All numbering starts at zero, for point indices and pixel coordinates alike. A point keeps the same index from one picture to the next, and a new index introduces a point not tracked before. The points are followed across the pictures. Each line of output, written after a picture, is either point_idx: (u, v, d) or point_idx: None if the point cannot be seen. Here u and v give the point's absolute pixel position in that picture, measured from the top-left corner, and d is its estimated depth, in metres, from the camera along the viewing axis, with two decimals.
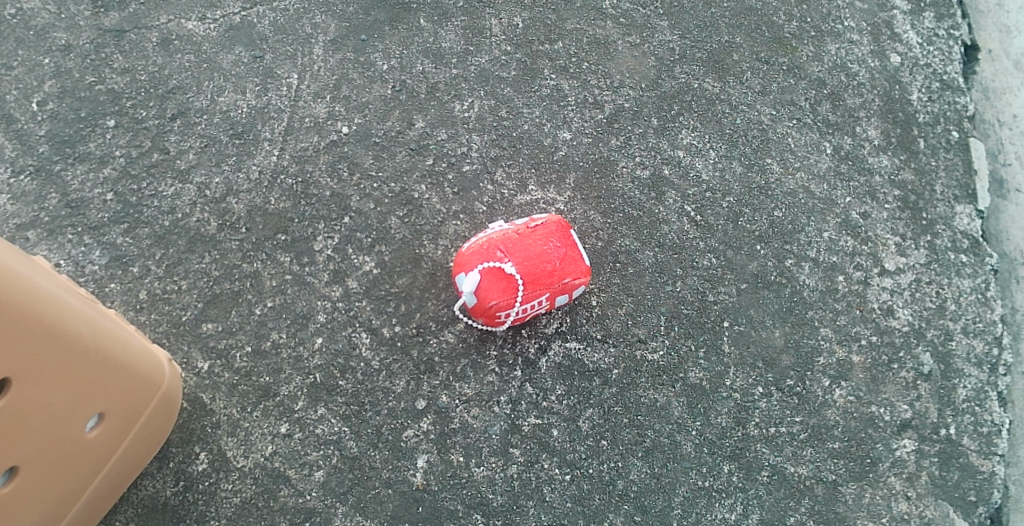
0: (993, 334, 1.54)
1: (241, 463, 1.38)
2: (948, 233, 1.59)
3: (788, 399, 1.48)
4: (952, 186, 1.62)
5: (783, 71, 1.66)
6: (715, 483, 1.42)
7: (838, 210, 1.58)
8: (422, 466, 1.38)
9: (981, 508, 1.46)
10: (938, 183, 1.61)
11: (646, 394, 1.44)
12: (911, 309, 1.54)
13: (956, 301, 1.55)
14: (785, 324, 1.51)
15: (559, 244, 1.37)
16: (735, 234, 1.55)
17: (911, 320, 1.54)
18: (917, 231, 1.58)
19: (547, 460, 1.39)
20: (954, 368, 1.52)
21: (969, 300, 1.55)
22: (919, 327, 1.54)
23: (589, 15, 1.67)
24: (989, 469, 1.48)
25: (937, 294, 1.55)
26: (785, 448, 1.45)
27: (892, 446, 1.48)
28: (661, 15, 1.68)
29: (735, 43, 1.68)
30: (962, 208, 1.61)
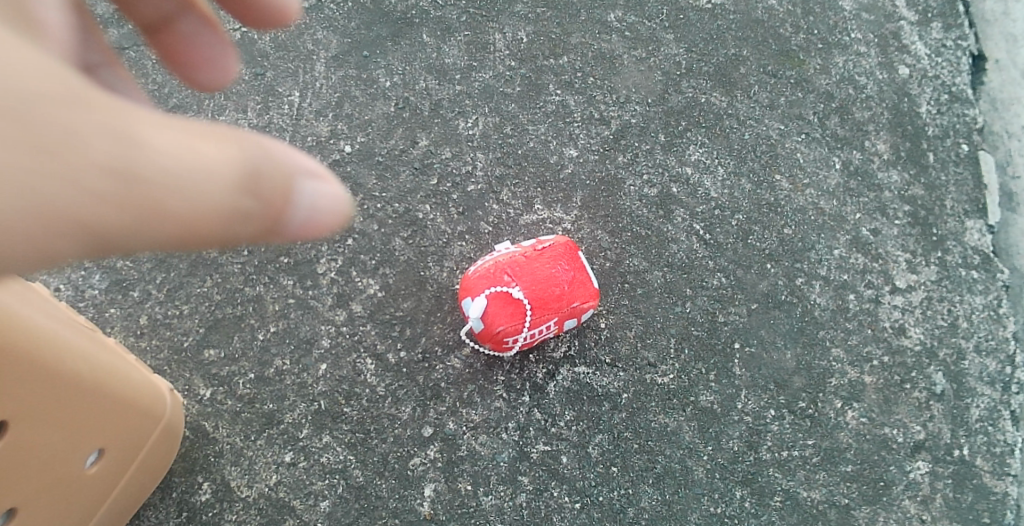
0: (1006, 352, 1.52)
1: (245, 494, 1.35)
2: (959, 249, 1.56)
3: (800, 421, 1.45)
4: (962, 201, 1.59)
5: (790, 85, 1.64)
6: (727, 509, 1.40)
7: (848, 227, 1.56)
8: (429, 495, 1.35)
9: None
10: (949, 197, 1.59)
11: (656, 418, 1.41)
12: (922, 327, 1.52)
13: (968, 317, 1.53)
14: (796, 345, 1.49)
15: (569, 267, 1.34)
16: (745, 253, 1.52)
17: (923, 339, 1.51)
18: (927, 247, 1.56)
19: (556, 488, 1.37)
20: (967, 387, 1.49)
21: (981, 317, 1.53)
22: (931, 346, 1.51)
23: (593, 29, 1.64)
24: (1003, 490, 1.45)
25: (949, 311, 1.53)
26: (797, 473, 1.43)
27: (905, 468, 1.46)
28: (667, 28, 1.65)
29: (742, 57, 1.65)
30: (973, 222, 1.58)
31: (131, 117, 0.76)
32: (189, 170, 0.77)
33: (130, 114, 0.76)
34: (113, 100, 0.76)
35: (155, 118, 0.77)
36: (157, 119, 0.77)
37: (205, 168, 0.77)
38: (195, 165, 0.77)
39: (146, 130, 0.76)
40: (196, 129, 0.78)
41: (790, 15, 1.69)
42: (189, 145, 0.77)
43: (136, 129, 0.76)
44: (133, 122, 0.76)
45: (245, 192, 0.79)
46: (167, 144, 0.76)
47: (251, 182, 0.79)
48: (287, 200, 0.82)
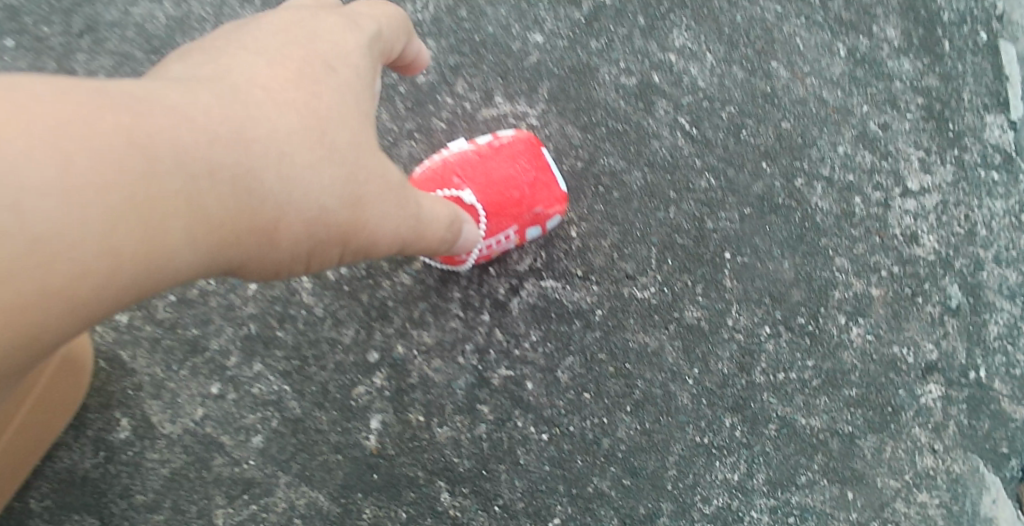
0: None
1: (167, 430, 1.19)
2: (977, 147, 1.36)
3: (799, 340, 1.28)
4: (980, 94, 1.38)
5: None
6: (714, 439, 1.24)
7: (854, 120, 1.36)
8: (376, 428, 1.19)
9: (1012, 461, 1.27)
10: (967, 91, 1.38)
11: (634, 338, 1.25)
12: (936, 235, 1.33)
13: (987, 223, 1.34)
14: (795, 254, 1.31)
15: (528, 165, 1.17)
16: (737, 151, 1.33)
17: (936, 247, 1.33)
18: (943, 145, 1.36)
19: (520, 418, 1.21)
20: (984, 302, 1.31)
21: (1002, 224, 1.34)
22: (946, 256, 1.33)
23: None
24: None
25: (965, 217, 1.34)
26: (794, 397, 1.27)
27: (914, 392, 1.29)
28: None
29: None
30: (994, 116, 1.38)
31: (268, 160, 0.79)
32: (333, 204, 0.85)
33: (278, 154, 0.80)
34: (235, 142, 0.78)
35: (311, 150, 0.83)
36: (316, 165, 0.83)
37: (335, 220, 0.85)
38: (331, 213, 0.85)
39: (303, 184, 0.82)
40: (327, 182, 0.84)
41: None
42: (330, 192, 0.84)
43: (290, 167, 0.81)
44: (274, 172, 0.80)
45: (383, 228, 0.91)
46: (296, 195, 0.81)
47: (364, 213, 0.88)
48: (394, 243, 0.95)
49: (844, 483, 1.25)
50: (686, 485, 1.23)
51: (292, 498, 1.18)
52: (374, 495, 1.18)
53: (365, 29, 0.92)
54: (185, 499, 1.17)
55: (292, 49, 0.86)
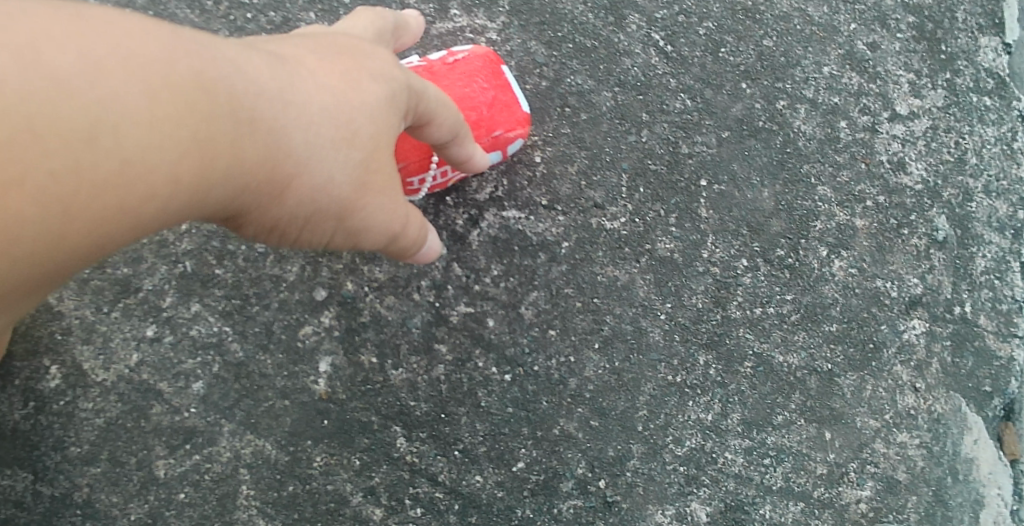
0: (1019, 195, 1.25)
1: (100, 377, 1.10)
2: (970, 71, 1.28)
3: (777, 273, 1.21)
4: (975, 14, 1.29)
5: None
6: (687, 378, 1.17)
7: (840, 39, 1.27)
8: (326, 371, 1.11)
9: (996, 400, 1.21)
10: (960, 11, 1.29)
11: (603, 271, 1.17)
12: (924, 163, 1.25)
13: (977, 152, 1.26)
14: (775, 181, 1.23)
15: (489, 84, 1.10)
16: (714, 70, 1.24)
17: (924, 177, 1.25)
18: (934, 68, 1.27)
19: (481, 357, 1.13)
20: (973, 234, 1.24)
21: (992, 152, 1.26)
22: (933, 186, 1.25)
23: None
24: (1008, 355, 1.22)
25: (955, 144, 1.26)
26: (772, 333, 1.20)
27: (899, 328, 1.22)
28: None
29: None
30: (989, 39, 1.29)
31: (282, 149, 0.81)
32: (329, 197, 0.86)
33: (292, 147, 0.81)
34: (265, 122, 0.79)
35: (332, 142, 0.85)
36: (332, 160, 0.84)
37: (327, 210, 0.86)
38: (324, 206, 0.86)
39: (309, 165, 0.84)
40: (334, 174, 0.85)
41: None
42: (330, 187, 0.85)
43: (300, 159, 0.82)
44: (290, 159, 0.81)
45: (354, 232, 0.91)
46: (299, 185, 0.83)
47: (359, 204, 0.88)
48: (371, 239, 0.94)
49: (823, 424, 1.19)
50: (658, 427, 1.16)
51: (237, 448, 1.09)
52: (325, 442, 1.10)
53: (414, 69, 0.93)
54: (124, 451, 1.09)
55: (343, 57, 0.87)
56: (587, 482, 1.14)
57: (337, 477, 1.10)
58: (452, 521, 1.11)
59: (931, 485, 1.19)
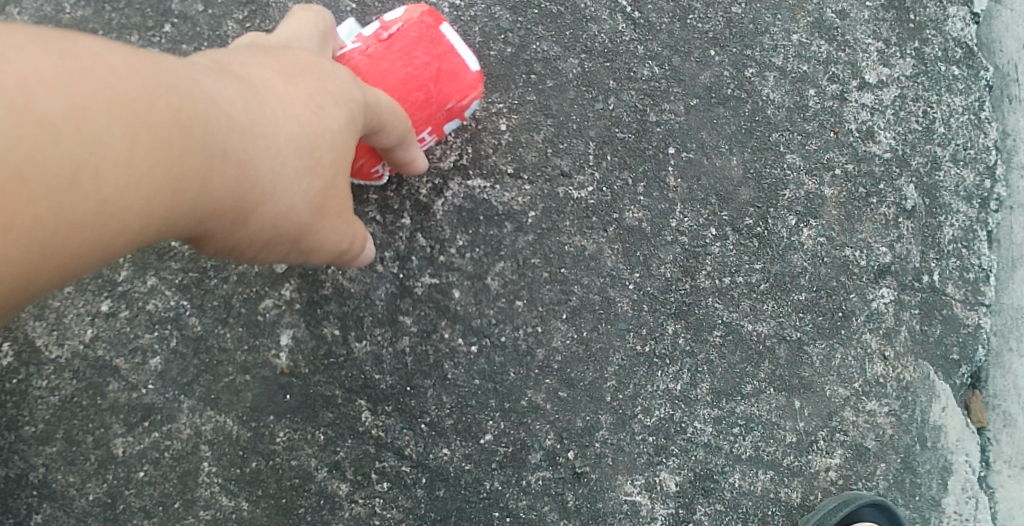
0: (987, 164, 1.25)
1: (53, 353, 1.06)
2: (939, 41, 1.26)
3: (746, 242, 1.20)
4: None
5: None
6: (656, 348, 1.16)
7: (810, 7, 1.25)
8: (287, 344, 1.09)
9: (964, 368, 1.23)
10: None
11: (570, 241, 1.15)
12: (893, 132, 1.24)
13: (945, 122, 1.25)
14: (744, 150, 1.21)
15: (433, 58, 1.00)
16: (682, 37, 1.21)
17: (893, 145, 1.24)
18: (904, 37, 1.26)
19: (447, 329, 1.11)
20: (941, 203, 1.24)
21: (961, 121, 1.25)
22: (902, 155, 1.24)
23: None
24: (975, 323, 1.23)
25: (924, 114, 1.25)
26: (741, 302, 1.19)
27: (867, 297, 1.21)
28: None
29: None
30: (955, 8, 1.27)
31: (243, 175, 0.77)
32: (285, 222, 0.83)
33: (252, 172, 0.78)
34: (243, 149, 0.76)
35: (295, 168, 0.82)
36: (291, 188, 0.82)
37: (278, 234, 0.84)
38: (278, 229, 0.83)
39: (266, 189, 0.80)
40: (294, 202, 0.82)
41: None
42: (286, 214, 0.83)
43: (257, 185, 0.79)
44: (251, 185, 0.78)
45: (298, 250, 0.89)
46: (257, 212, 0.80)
47: (314, 226, 0.87)
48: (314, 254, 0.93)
49: (792, 392, 1.19)
50: (627, 397, 1.15)
51: (197, 424, 1.07)
52: (288, 417, 1.08)
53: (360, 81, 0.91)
54: (80, 429, 1.06)
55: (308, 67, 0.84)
56: (556, 453, 1.13)
57: (301, 452, 1.08)
58: (419, 494, 1.10)
59: (900, 452, 1.20)
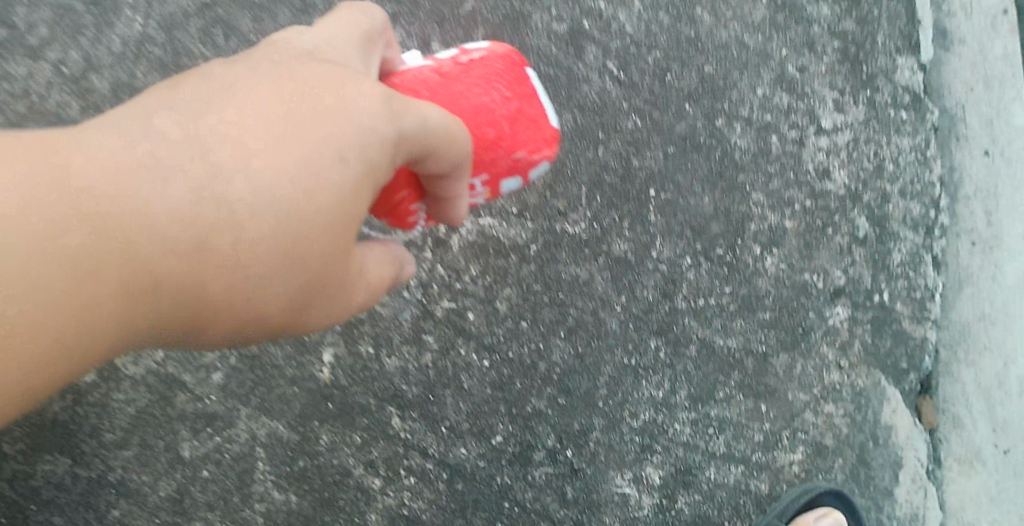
0: (931, 196, 1.45)
1: (132, 370, 1.25)
2: (888, 88, 1.46)
3: (718, 268, 1.40)
4: (894, 37, 1.46)
5: None
6: (641, 360, 1.36)
7: (772, 64, 1.44)
8: (329, 360, 1.28)
9: (911, 375, 1.43)
10: (879, 36, 1.46)
11: (567, 270, 1.35)
12: (847, 170, 1.44)
13: (894, 159, 1.45)
14: (715, 190, 1.41)
15: (515, 96, 1.09)
16: (662, 93, 1.41)
17: (846, 182, 1.44)
18: (856, 86, 1.45)
19: (462, 346, 1.31)
20: (890, 231, 1.44)
21: (908, 159, 1.45)
22: (855, 190, 1.44)
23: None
24: (921, 336, 1.43)
25: (875, 154, 1.45)
26: (714, 321, 1.38)
27: (824, 313, 1.41)
28: None
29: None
30: (904, 57, 1.46)
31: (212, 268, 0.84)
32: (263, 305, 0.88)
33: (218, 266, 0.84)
34: (192, 279, 0.82)
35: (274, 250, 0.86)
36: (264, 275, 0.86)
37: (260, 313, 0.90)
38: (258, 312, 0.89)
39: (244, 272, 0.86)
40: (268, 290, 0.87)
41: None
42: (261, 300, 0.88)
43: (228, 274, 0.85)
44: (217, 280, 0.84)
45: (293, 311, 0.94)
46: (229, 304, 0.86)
47: (297, 319, 0.91)
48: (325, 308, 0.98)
49: (759, 397, 1.39)
50: (616, 403, 1.35)
51: (252, 429, 1.26)
52: (329, 422, 1.28)
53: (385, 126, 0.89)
54: (153, 435, 1.25)
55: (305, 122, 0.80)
56: (556, 452, 1.33)
57: (341, 452, 1.28)
58: (440, 487, 1.30)
59: (855, 448, 1.40)
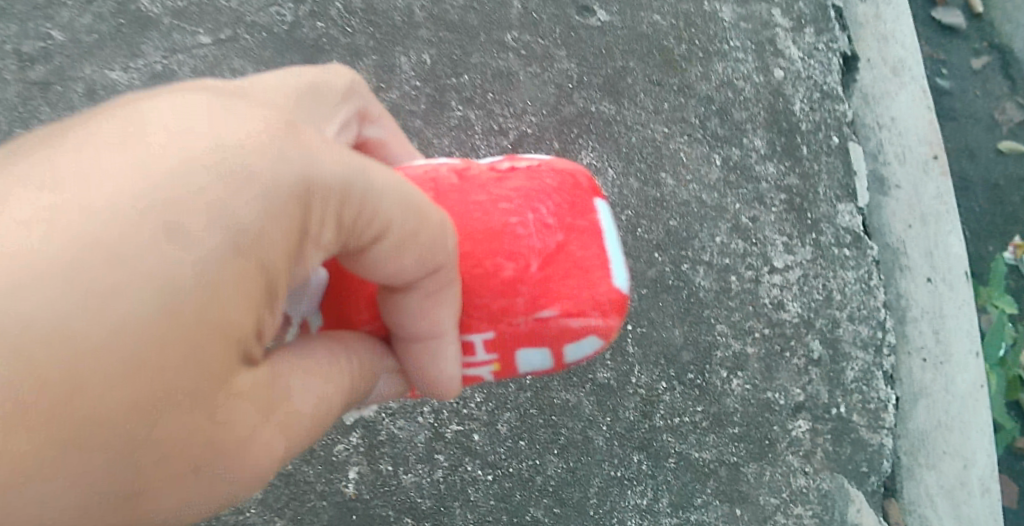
0: (877, 319, 1.66)
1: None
2: (831, 231, 1.69)
3: (689, 390, 1.59)
4: (834, 187, 1.71)
5: (672, 91, 1.72)
6: (625, 472, 1.55)
7: (727, 216, 1.67)
8: (354, 476, 1.49)
9: (873, 477, 1.60)
10: (822, 185, 1.70)
11: (557, 395, 1.56)
12: (799, 302, 1.65)
13: (840, 291, 1.66)
14: (683, 323, 1.61)
15: (558, 229, 1.00)
16: (633, 245, 1.63)
17: (799, 312, 1.64)
18: (803, 231, 1.68)
19: (468, 463, 1.51)
20: (843, 352, 1.64)
21: (853, 290, 1.67)
22: (808, 318, 1.65)
23: (489, 49, 1.68)
24: (880, 441, 1.62)
25: (824, 287, 1.66)
26: (687, 436, 1.58)
27: (786, 425, 1.60)
28: (559, 45, 1.72)
29: (630, 67, 1.73)
30: (846, 204, 1.70)
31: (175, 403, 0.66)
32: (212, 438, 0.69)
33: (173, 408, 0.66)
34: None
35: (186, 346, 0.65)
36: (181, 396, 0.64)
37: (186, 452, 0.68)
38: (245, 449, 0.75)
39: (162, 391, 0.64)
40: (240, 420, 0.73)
41: (671, 26, 1.77)
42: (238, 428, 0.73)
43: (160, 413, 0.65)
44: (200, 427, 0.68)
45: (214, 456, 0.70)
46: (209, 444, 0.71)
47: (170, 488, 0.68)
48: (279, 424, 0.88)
49: (732, 502, 1.57)
50: (604, 510, 1.54)
51: None
52: None
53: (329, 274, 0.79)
54: None
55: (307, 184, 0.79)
56: None
57: None
58: None
59: None
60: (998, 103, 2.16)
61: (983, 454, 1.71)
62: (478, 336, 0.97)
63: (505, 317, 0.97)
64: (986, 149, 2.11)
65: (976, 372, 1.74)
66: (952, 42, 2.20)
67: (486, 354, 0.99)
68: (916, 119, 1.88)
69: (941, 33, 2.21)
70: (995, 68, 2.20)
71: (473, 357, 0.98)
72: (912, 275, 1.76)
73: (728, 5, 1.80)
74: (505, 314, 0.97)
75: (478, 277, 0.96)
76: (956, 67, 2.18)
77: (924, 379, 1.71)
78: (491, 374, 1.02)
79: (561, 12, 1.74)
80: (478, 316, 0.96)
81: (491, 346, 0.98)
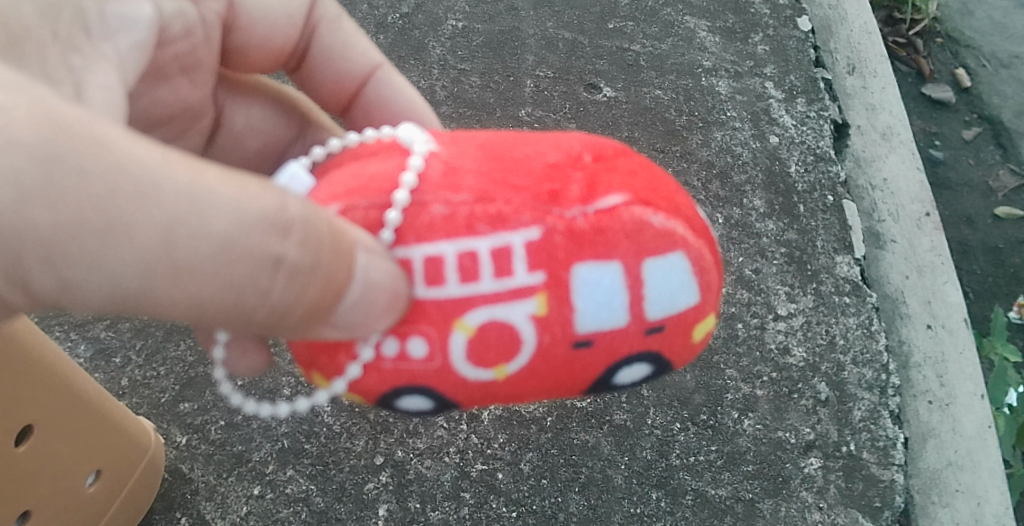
0: (909, 359, 1.21)
1: (218, 523, 1.03)
2: (831, 280, 1.21)
3: (702, 431, 1.09)
4: (831, 239, 1.25)
5: (676, 157, 1.33)
6: (645, 508, 1.05)
7: (730, 268, 1.22)
8: (384, 514, 1.04)
9: (887, 512, 1.06)
10: (819, 239, 1.25)
11: (577, 435, 1.08)
12: (805, 347, 1.16)
13: (843, 336, 1.17)
14: (694, 367, 1.13)
15: (587, 148, 0.59)
16: None
17: (807, 357, 1.15)
18: (803, 280, 1.21)
19: (494, 500, 1.04)
20: (848, 392, 1.13)
21: (856, 336, 1.17)
22: (815, 363, 1.15)
23: (503, 123, 1.36)
24: (890, 478, 1.08)
25: (826, 331, 1.17)
26: (704, 473, 1.07)
27: (797, 462, 1.08)
28: (569, 118, 1.37)
29: (635, 137, 1.35)
30: (842, 254, 1.24)
31: (62, 179, 0.48)
32: (133, 176, 0.49)
33: (60, 184, 0.48)
34: (193, 196, 0.50)
35: (172, 155, 0.51)
36: (154, 165, 0.50)
37: (94, 232, 0.49)
38: (150, 197, 0.49)
39: (144, 159, 0.50)
40: (159, 173, 0.50)
41: (673, 102, 1.40)
42: (154, 178, 0.50)
43: (38, 198, 0.48)
44: (78, 156, 0.48)
45: (230, 273, 0.51)
46: (98, 197, 0.49)
47: (332, 265, 0.53)
48: (337, 327, 0.56)
49: None
50: None
51: None
52: None
53: (337, 177, 0.59)
54: None
55: (210, 16, 0.77)
56: None
57: None
58: None
59: None
60: (990, 171, 1.74)
61: (1000, 488, 1.14)
62: (515, 235, 0.54)
63: (555, 205, 0.55)
64: (983, 217, 1.68)
65: (984, 414, 1.18)
66: (941, 114, 1.81)
67: (529, 271, 0.55)
68: (909, 186, 1.37)
69: (930, 106, 1.81)
70: (986, 139, 1.79)
71: (506, 278, 0.55)
72: (911, 323, 1.24)
73: (723, 79, 1.43)
74: (556, 204, 0.55)
75: (510, 171, 0.56)
76: (947, 138, 1.78)
77: (929, 420, 1.16)
78: (532, 321, 0.56)
79: (570, 89, 1.40)
80: (516, 202, 0.55)
81: (536, 259, 0.55)
